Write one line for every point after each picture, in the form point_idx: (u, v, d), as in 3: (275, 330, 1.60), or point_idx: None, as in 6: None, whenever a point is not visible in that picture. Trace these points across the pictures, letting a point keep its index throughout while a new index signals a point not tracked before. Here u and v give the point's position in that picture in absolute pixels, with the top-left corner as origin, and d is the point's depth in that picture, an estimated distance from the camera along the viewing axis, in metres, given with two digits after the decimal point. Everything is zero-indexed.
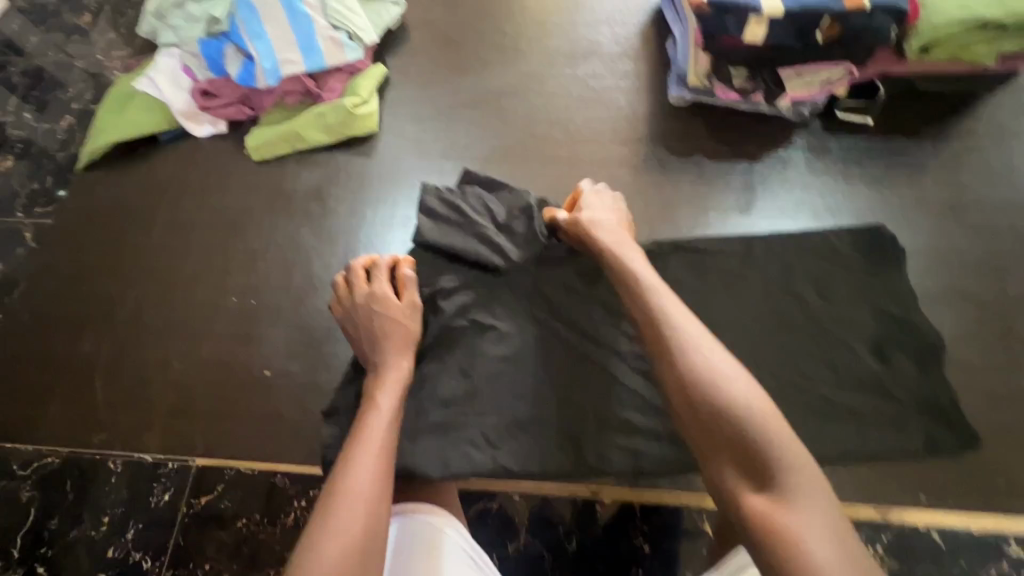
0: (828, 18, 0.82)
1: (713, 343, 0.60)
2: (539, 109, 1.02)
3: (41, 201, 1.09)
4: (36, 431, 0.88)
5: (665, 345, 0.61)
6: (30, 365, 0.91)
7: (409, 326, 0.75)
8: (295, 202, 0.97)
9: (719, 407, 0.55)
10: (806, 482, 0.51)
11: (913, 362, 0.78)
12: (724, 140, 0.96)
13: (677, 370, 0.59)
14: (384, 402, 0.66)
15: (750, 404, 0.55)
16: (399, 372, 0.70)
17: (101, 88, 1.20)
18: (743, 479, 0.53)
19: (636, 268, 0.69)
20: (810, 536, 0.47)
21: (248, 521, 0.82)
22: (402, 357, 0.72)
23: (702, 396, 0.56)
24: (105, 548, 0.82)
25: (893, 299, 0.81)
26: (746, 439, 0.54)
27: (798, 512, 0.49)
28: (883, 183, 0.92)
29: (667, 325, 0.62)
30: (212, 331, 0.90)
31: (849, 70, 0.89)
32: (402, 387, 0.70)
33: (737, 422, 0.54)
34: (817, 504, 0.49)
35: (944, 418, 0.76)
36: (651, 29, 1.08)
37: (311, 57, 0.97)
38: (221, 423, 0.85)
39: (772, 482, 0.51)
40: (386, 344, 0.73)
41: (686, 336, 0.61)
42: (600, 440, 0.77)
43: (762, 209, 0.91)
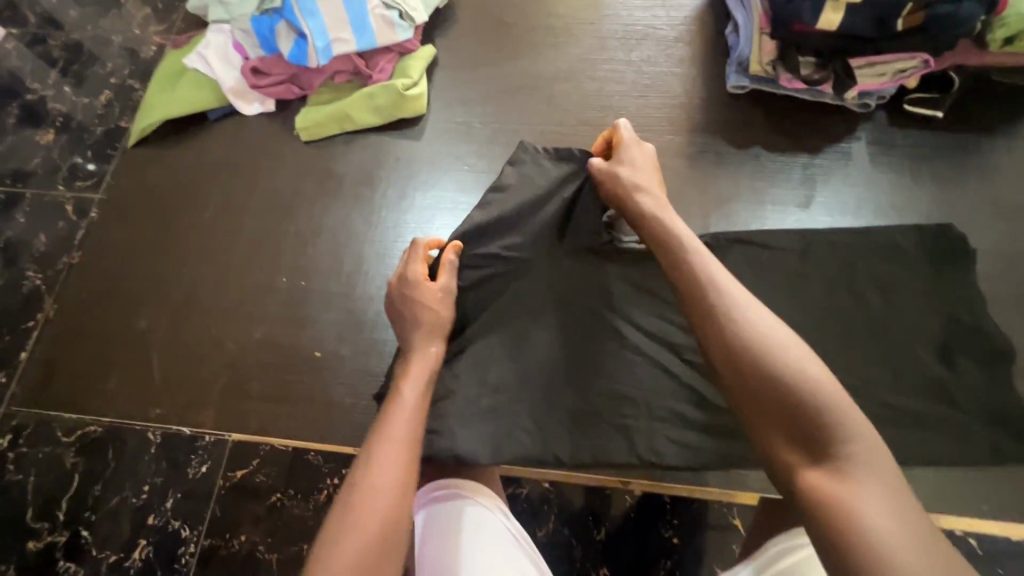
0: (912, 4, 0.78)
1: (762, 311, 0.57)
2: (591, 94, 1.00)
3: (81, 174, 1.10)
4: (81, 400, 0.90)
5: (710, 312, 0.58)
6: (75, 336, 0.94)
7: (439, 313, 0.72)
8: (344, 184, 0.97)
9: (770, 374, 0.52)
10: (871, 459, 0.47)
11: (978, 367, 0.76)
12: (782, 131, 0.93)
13: (722, 338, 0.56)
14: (408, 392, 0.64)
15: (804, 372, 0.52)
16: (426, 363, 0.68)
17: (139, 64, 1.20)
18: (797, 452, 0.50)
19: (677, 237, 0.66)
20: (872, 509, 0.44)
21: (283, 496, 0.84)
22: (431, 343, 0.70)
23: (751, 363, 0.53)
24: (146, 515, 0.85)
25: (962, 304, 0.79)
26: (801, 411, 0.50)
27: (857, 483, 0.46)
28: (951, 181, 0.88)
29: (712, 294, 0.58)
30: (261, 309, 0.90)
31: (925, 62, 0.85)
32: (427, 376, 0.67)
33: (791, 390, 0.51)
34: (880, 474, 0.46)
35: (1009, 425, 0.74)
36: (709, 13, 1.04)
37: (363, 36, 0.96)
38: (270, 400, 0.86)
39: (829, 455, 0.48)
40: (416, 332, 0.71)
41: (733, 302, 0.57)
42: (653, 434, 0.77)
43: (821, 204, 0.89)
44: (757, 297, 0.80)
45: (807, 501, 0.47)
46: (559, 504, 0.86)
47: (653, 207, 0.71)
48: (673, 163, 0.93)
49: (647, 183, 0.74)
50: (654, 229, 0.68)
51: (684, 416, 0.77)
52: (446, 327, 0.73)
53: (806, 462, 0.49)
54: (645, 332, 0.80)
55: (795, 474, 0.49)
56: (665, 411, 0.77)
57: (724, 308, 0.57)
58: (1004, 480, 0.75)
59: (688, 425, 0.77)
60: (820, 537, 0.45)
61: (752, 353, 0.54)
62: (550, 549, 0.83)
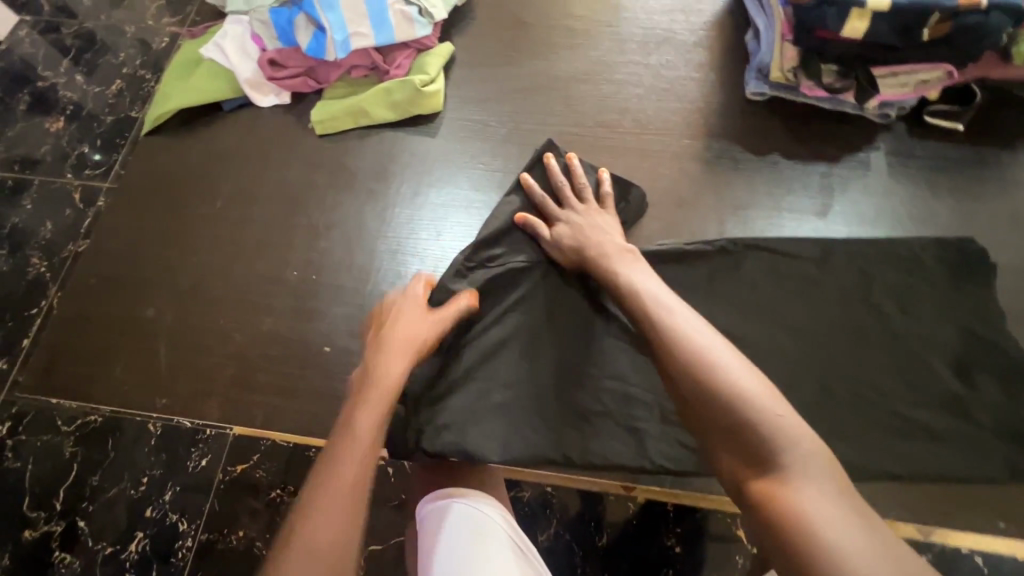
0: (938, 14, 0.77)
1: (704, 328, 0.59)
2: (609, 97, 0.99)
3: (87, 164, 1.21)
4: (81, 390, 0.89)
5: (658, 335, 0.59)
6: (75, 324, 0.93)
7: (413, 337, 0.69)
8: (359, 178, 0.96)
9: (717, 391, 0.53)
10: (810, 465, 0.49)
11: (995, 382, 0.75)
12: (801, 138, 0.92)
13: (669, 361, 0.57)
14: (360, 427, 0.60)
15: (747, 386, 0.53)
16: (385, 388, 0.64)
17: (148, 54, 1.29)
18: (745, 465, 0.51)
19: (622, 270, 0.69)
20: (811, 514, 0.45)
21: (283, 493, 0.83)
22: (393, 367, 0.66)
23: (698, 382, 0.54)
24: (144, 507, 0.84)
25: (978, 317, 0.78)
26: (741, 425, 0.52)
27: (798, 488, 0.47)
28: (970, 194, 0.88)
29: (654, 318, 0.61)
30: (272, 302, 0.90)
31: (949, 74, 0.84)
32: (384, 406, 0.62)
33: (736, 405, 0.52)
34: (818, 479, 0.48)
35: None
36: (729, 19, 1.03)
37: (382, 31, 0.96)
38: (277, 392, 0.85)
39: (772, 464, 0.49)
40: (391, 348, 0.68)
41: (681, 324, 0.59)
42: (664, 436, 0.77)
43: (839, 214, 0.88)
44: (772, 305, 0.80)
45: (760, 513, 0.48)
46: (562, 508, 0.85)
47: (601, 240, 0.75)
48: (689, 168, 0.92)
49: (588, 222, 0.78)
50: (603, 265, 0.72)
51: None
52: (416, 352, 0.68)
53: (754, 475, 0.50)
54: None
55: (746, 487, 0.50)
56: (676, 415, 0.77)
57: (671, 329, 0.59)
58: (1014, 498, 0.75)
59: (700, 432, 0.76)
60: (775, 550, 0.45)
61: (692, 369, 0.55)
62: (550, 555, 0.82)
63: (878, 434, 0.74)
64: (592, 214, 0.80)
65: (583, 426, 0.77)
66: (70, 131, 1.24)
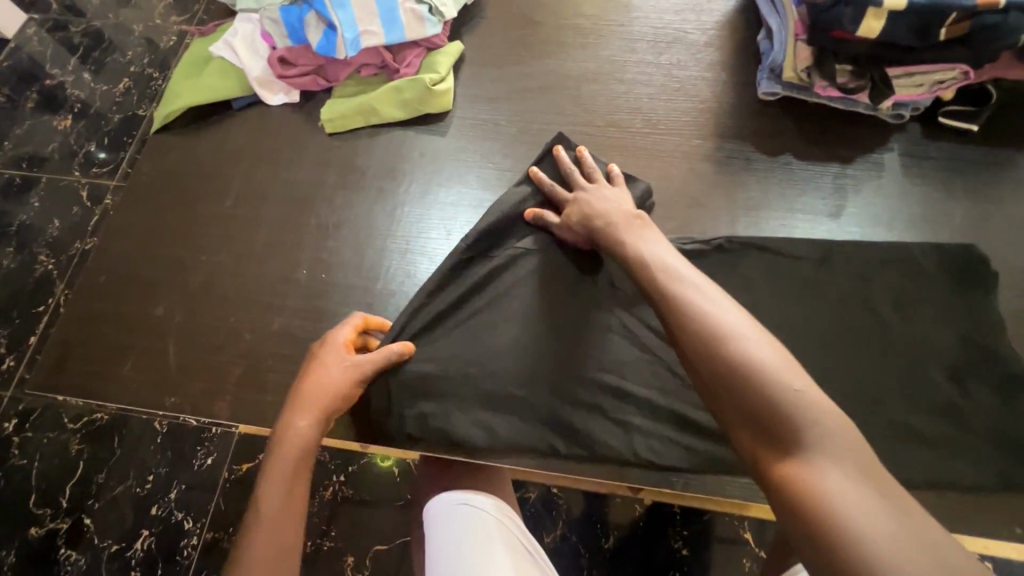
0: (956, 14, 0.76)
1: (724, 300, 0.58)
2: (619, 96, 0.98)
3: (96, 162, 1.21)
4: (85, 387, 0.89)
5: (676, 311, 0.58)
6: (79, 322, 0.92)
7: (326, 384, 0.67)
8: (368, 177, 0.96)
9: (737, 368, 0.52)
10: (835, 444, 0.48)
11: (1000, 390, 0.74)
12: (814, 139, 0.92)
13: (687, 338, 0.56)
14: (268, 493, 0.59)
15: (767, 362, 0.52)
16: (296, 446, 0.62)
17: (156, 51, 1.30)
18: (766, 444, 0.51)
19: (640, 244, 0.68)
20: (839, 495, 0.45)
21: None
22: (301, 418, 0.64)
23: (717, 361, 0.54)
24: (150, 505, 0.85)
25: (983, 325, 0.77)
26: (763, 402, 0.51)
27: (823, 469, 0.47)
28: (985, 195, 0.87)
29: (673, 292, 0.60)
30: (281, 300, 0.89)
31: (965, 74, 0.83)
32: (291, 465, 0.61)
33: (756, 383, 0.51)
34: (844, 458, 0.47)
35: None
36: (741, 19, 1.03)
37: (392, 29, 0.95)
38: (286, 391, 0.85)
39: (795, 444, 0.49)
40: (304, 404, 0.65)
41: (699, 300, 0.58)
42: (668, 438, 0.75)
43: (852, 216, 0.87)
44: (783, 307, 0.79)
45: (780, 494, 0.48)
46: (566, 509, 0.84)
47: (612, 214, 0.74)
48: (700, 168, 0.92)
49: (597, 197, 0.78)
50: (619, 241, 0.70)
51: (702, 424, 0.75)
52: (330, 401, 0.66)
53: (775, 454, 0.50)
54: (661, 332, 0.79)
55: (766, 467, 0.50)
56: (683, 418, 0.76)
57: (689, 305, 0.58)
58: None
59: (708, 435, 0.75)
60: (796, 531, 0.45)
61: (713, 345, 0.54)
62: (557, 557, 0.82)
63: (895, 440, 0.73)
64: (601, 188, 0.79)
65: (584, 426, 0.76)
66: (79, 128, 1.24)
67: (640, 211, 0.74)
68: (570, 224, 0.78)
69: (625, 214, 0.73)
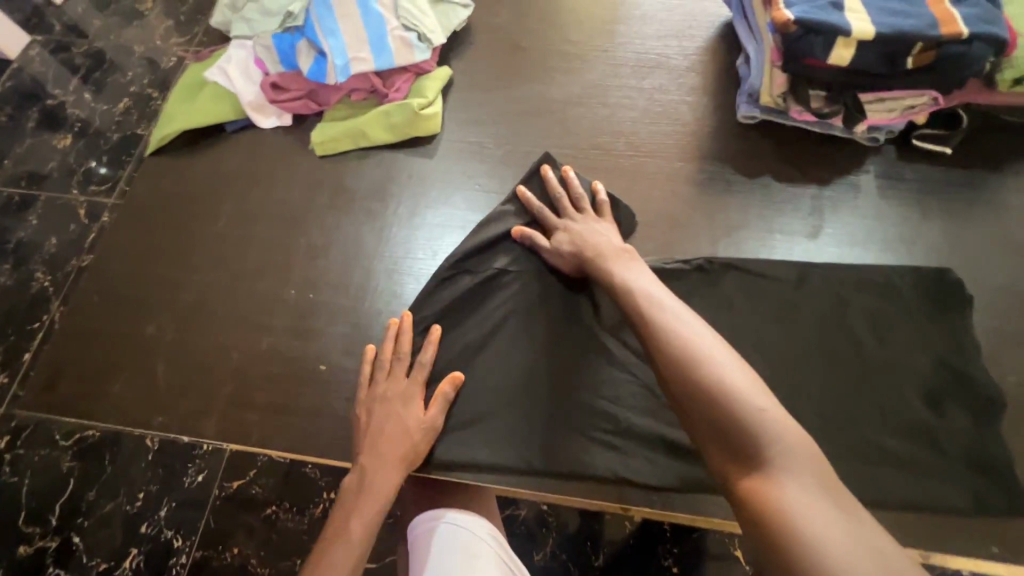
0: (922, 44, 0.79)
1: (694, 323, 0.62)
2: (603, 119, 1.01)
3: (94, 179, 1.39)
4: (76, 408, 0.89)
5: (653, 333, 0.63)
6: (69, 341, 0.93)
7: (414, 441, 0.75)
8: (356, 199, 0.98)
9: (709, 387, 0.56)
10: (794, 459, 0.51)
11: (967, 412, 0.75)
12: (792, 163, 0.94)
13: (661, 359, 0.60)
14: (353, 532, 0.69)
15: (735, 381, 0.56)
16: (381, 495, 0.71)
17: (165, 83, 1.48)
18: (732, 461, 0.53)
19: (621, 270, 0.73)
20: (794, 506, 0.47)
21: (278, 508, 1.00)
22: (390, 473, 0.73)
23: (689, 379, 0.57)
24: (139, 523, 0.99)
25: (953, 349, 0.78)
26: (727, 419, 0.54)
27: (781, 483, 0.49)
28: (958, 217, 0.89)
29: (650, 315, 0.65)
30: (270, 320, 0.90)
31: (936, 99, 0.86)
32: (375, 514, 0.70)
33: (725, 400, 0.55)
34: (801, 472, 0.50)
35: (997, 475, 0.72)
36: (722, 44, 1.06)
37: (381, 56, 0.98)
38: (274, 409, 0.85)
39: (756, 459, 0.52)
40: (385, 460, 0.73)
41: (675, 323, 0.62)
42: (644, 456, 0.76)
43: (831, 236, 0.89)
44: (760, 326, 0.81)
45: (743, 507, 0.50)
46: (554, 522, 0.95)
47: (598, 243, 0.79)
48: (681, 190, 0.94)
49: (587, 229, 0.82)
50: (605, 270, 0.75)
51: (679, 443, 0.76)
52: (414, 452, 0.75)
53: (742, 473, 0.52)
54: (636, 348, 0.81)
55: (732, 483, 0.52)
56: (660, 437, 0.77)
57: (665, 327, 0.62)
58: None
59: (686, 454, 0.76)
60: (757, 543, 0.47)
61: (682, 364, 0.58)
62: None
63: (872, 461, 0.73)
64: (590, 219, 0.83)
65: (557, 444, 0.78)
66: (78, 147, 1.43)
67: (624, 243, 0.79)
68: (559, 246, 0.82)
69: (607, 245, 0.78)
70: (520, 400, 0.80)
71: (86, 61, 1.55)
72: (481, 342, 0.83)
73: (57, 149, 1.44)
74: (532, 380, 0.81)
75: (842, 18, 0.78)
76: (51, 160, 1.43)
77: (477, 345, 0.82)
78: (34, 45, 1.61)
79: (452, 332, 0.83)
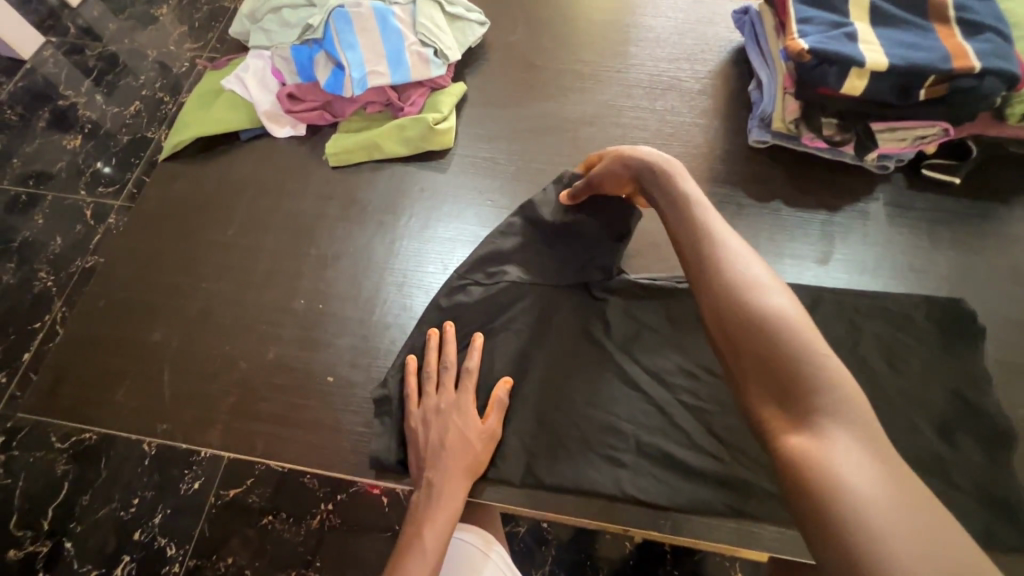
0: (934, 77, 0.79)
1: (754, 258, 0.58)
2: (614, 139, 1.02)
3: (100, 182, 1.51)
4: (74, 413, 0.87)
5: (709, 270, 0.58)
6: (67, 346, 0.92)
7: (476, 451, 0.75)
8: (368, 211, 0.98)
9: (766, 327, 0.52)
10: (850, 415, 0.47)
11: (978, 445, 0.75)
12: (803, 188, 0.95)
13: (714, 296, 0.56)
14: (430, 541, 0.69)
15: (792, 324, 0.52)
16: (451, 507, 0.71)
17: (174, 88, 1.60)
18: (780, 411, 0.50)
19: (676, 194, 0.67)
20: (844, 463, 0.44)
21: (274, 519, 1.22)
22: (455, 484, 0.72)
23: (742, 316, 0.53)
24: (134, 531, 1.22)
25: (964, 380, 0.78)
26: (781, 364, 0.50)
27: (831, 438, 0.46)
28: (968, 247, 0.89)
29: (705, 245, 0.60)
30: (278, 330, 0.90)
31: (946, 131, 0.87)
32: (450, 524, 0.70)
33: (781, 343, 0.51)
34: (856, 428, 0.46)
35: (1007, 510, 0.72)
36: (734, 69, 1.07)
37: (398, 70, 0.99)
38: (280, 421, 0.83)
39: (807, 410, 0.48)
40: (451, 473, 0.73)
41: (730, 260, 0.58)
42: (652, 476, 0.75)
43: (840, 261, 0.89)
44: None
45: (786, 458, 0.47)
46: (554, 539, 1.12)
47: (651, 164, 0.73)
48: None
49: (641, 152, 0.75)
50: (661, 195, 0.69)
51: (689, 463, 0.75)
52: (476, 463, 0.74)
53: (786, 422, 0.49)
54: (645, 367, 0.81)
55: (776, 435, 0.49)
56: (668, 457, 0.75)
57: (724, 262, 0.58)
58: None
59: (694, 475, 0.74)
60: (792, 492, 0.45)
61: (736, 300, 0.54)
62: None
63: None
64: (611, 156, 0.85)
65: (562, 460, 0.77)
66: (88, 148, 1.55)
67: (677, 160, 0.72)
68: (614, 159, 0.77)
69: (661, 163, 0.72)
70: (529, 418, 0.79)
71: (98, 64, 1.67)
72: (491, 358, 0.82)
73: (67, 149, 1.56)
74: (542, 397, 0.80)
75: (857, 49, 0.79)
76: (60, 160, 1.55)
77: (488, 360, 0.82)
78: (48, 46, 1.71)
79: (463, 346, 0.83)
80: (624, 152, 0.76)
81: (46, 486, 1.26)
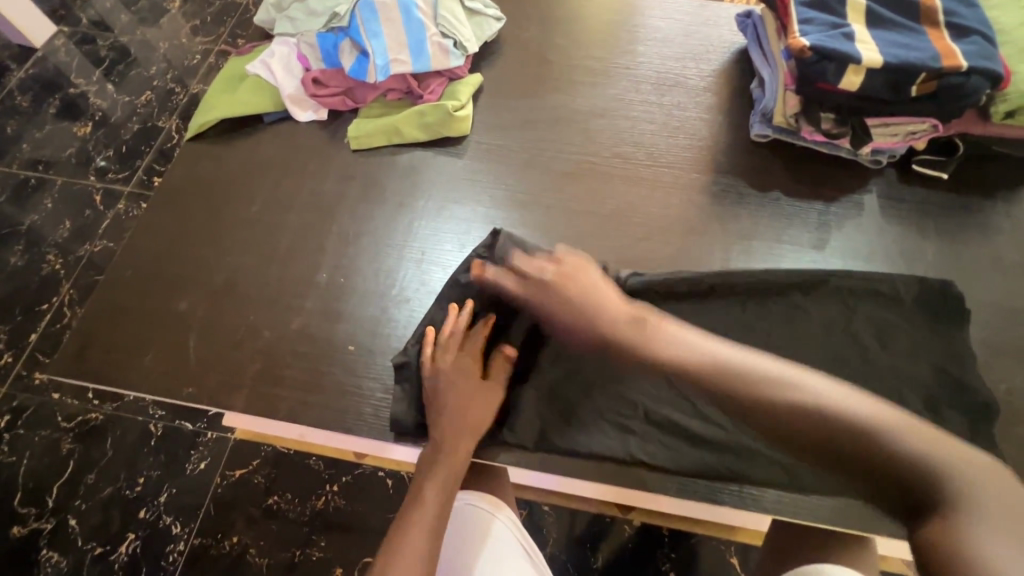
0: (925, 75, 0.85)
1: (825, 383, 0.62)
2: (624, 130, 1.07)
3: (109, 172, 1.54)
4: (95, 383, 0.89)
5: (793, 417, 0.61)
6: (90, 315, 0.94)
7: (483, 412, 0.79)
8: (389, 190, 1.03)
9: (877, 447, 0.57)
10: (979, 494, 0.53)
11: (962, 416, 0.80)
12: (801, 180, 1.00)
13: (810, 436, 0.60)
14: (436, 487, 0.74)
15: (894, 433, 0.57)
16: (456, 460, 0.76)
17: (186, 80, 1.64)
18: (921, 511, 0.55)
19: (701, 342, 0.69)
20: (994, 546, 0.49)
21: (280, 499, 1.23)
22: (461, 440, 0.77)
23: (850, 440, 0.58)
24: (139, 510, 1.23)
25: (951, 358, 0.83)
26: (901, 469, 0.56)
27: (970, 524, 0.51)
28: (955, 236, 0.95)
29: (773, 390, 0.62)
30: (300, 301, 0.93)
31: (934, 127, 0.93)
32: (455, 475, 0.76)
33: (894, 453, 0.57)
34: (985, 507, 0.52)
35: None
36: (736, 68, 1.13)
37: (419, 58, 1.04)
38: (302, 387, 0.87)
39: (937, 505, 0.54)
40: (459, 429, 0.78)
41: (815, 395, 0.61)
42: (658, 441, 0.79)
43: (836, 248, 0.95)
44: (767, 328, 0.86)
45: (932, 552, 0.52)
46: (555, 519, 1.15)
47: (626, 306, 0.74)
48: (695, 198, 1.00)
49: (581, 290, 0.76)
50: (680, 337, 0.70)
51: (693, 430, 0.79)
52: (481, 423, 0.79)
53: (925, 519, 0.54)
54: None
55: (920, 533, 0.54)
56: (675, 424, 0.79)
57: (793, 403, 0.61)
58: None
59: (698, 441, 0.78)
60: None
61: (839, 427, 0.59)
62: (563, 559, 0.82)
63: None
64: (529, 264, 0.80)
65: (575, 427, 0.81)
66: (98, 136, 1.58)
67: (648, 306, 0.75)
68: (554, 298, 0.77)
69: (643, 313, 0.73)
70: (543, 387, 0.83)
71: (110, 54, 1.70)
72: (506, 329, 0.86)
73: (77, 136, 1.59)
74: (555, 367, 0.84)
75: (854, 48, 0.85)
76: (69, 147, 1.57)
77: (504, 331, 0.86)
78: (60, 36, 1.74)
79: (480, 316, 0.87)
80: (583, 289, 0.76)
81: (51, 465, 1.27)
